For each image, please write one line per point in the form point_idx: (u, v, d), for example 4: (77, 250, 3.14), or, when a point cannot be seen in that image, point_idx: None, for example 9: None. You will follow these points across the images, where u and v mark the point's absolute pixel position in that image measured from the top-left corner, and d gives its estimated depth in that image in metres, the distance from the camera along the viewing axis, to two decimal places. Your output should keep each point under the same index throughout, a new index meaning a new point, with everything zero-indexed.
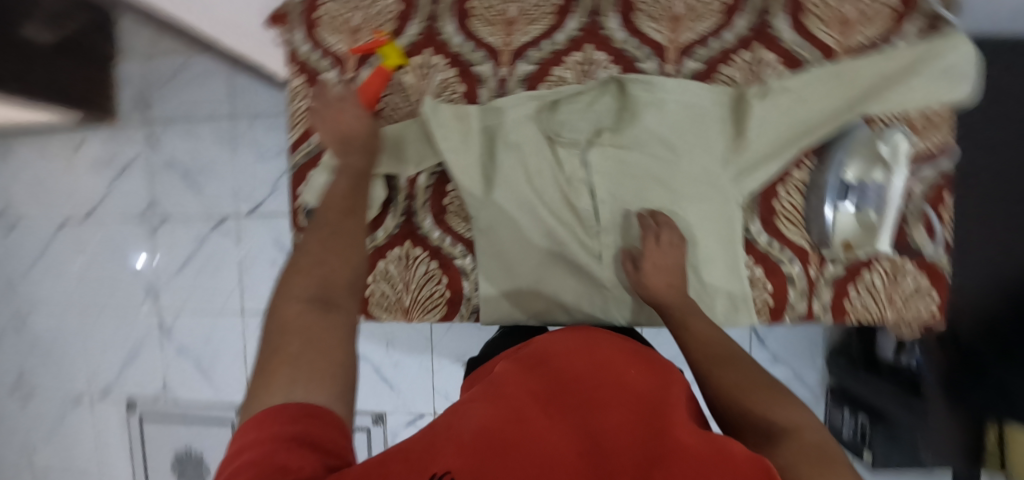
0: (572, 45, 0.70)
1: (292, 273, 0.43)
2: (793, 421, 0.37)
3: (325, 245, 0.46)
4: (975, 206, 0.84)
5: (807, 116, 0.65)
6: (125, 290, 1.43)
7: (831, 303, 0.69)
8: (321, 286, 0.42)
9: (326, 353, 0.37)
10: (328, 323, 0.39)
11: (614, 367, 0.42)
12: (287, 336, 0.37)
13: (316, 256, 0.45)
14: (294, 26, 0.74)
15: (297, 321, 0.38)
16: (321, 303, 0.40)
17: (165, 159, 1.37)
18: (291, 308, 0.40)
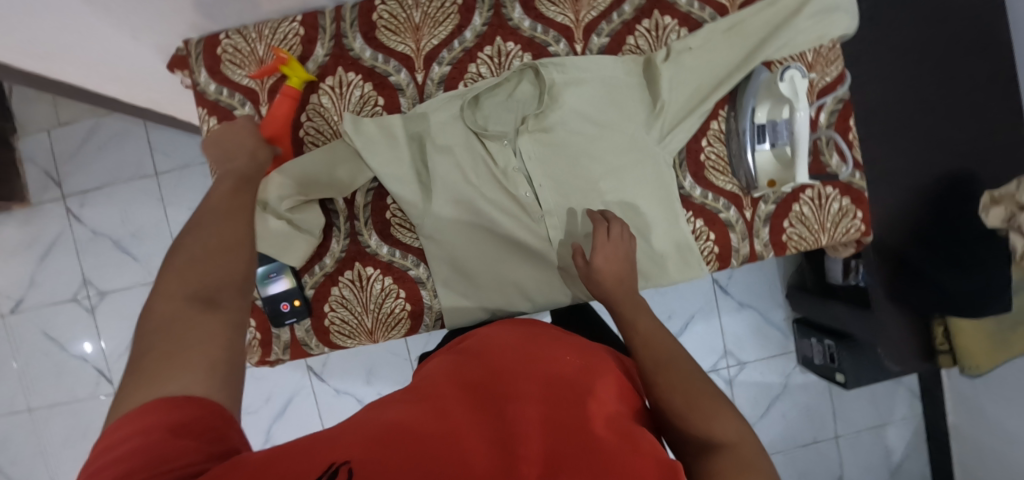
0: (481, 40, 0.70)
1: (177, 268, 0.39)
2: (732, 437, 0.39)
3: (210, 238, 0.42)
4: (866, 132, 0.96)
5: (714, 71, 0.70)
6: (70, 380, 1.31)
7: (771, 239, 0.74)
8: (212, 285, 0.39)
9: (212, 347, 0.34)
10: (216, 321, 0.36)
11: (547, 362, 0.44)
12: (163, 331, 0.34)
13: (201, 251, 0.41)
14: (195, 67, 0.71)
15: (179, 320, 0.35)
16: (204, 301, 0.37)
17: (93, 232, 1.29)
18: (174, 304, 0.36)
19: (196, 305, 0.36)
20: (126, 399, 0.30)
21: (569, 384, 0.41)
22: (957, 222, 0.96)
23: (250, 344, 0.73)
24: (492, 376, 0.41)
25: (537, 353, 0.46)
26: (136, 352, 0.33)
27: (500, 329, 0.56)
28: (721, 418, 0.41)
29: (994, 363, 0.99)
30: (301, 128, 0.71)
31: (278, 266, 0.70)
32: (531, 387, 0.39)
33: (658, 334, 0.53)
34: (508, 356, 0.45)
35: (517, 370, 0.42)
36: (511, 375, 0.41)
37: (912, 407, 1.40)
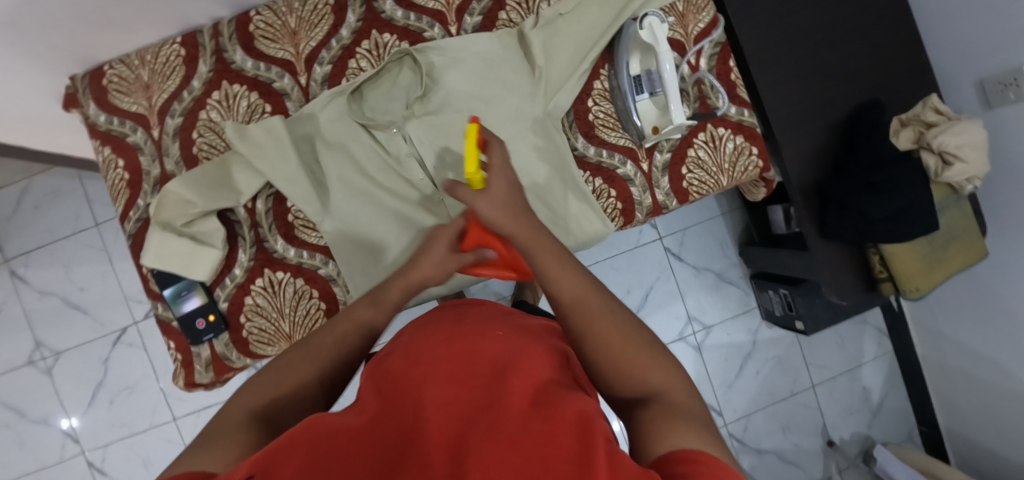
0: (358, 35, 0.72)
1: (253, 385, 0.47)
2: (665, 382, 0.41)
3: (291, 363, 0.50)
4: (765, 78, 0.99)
5: (590, 30, 0.71)
6: (36, 447, 1.29)
7: (672, 187, 0.75)
8: (270, 405, 0.45)
9: (241, 442, 0.38)
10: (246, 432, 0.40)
11: (471, 344, 0.44)
12: (219, 431, 0.40)
13: (273, 373, 0.49)
14: (83, 101, 0.71)
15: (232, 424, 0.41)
16: (262, 419, 0.43)
17: (39, 293, 1.28)
18: (237, 414, 0.43)
19: (232, 431, 0.40)
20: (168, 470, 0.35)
21: (489, 361, 0.41)
22: (864, 152, 0.96)
23: (174, 367, 0.73)
24: (408, 370, 0.41)
25: (462, 332, 0.46)
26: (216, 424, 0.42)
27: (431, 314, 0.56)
28: (658, 370, 0.42)
29: (932, 284, 1.00)
30: (194, 145, 0.71)
31: (189, 283, 0.70)
32: (449, 370, 0.40)
33: (586, 291, 0.50)
34: (431, 342, 0.45)
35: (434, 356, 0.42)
36: (427, 364, 0.41)
37: (881, 345, 1.41)
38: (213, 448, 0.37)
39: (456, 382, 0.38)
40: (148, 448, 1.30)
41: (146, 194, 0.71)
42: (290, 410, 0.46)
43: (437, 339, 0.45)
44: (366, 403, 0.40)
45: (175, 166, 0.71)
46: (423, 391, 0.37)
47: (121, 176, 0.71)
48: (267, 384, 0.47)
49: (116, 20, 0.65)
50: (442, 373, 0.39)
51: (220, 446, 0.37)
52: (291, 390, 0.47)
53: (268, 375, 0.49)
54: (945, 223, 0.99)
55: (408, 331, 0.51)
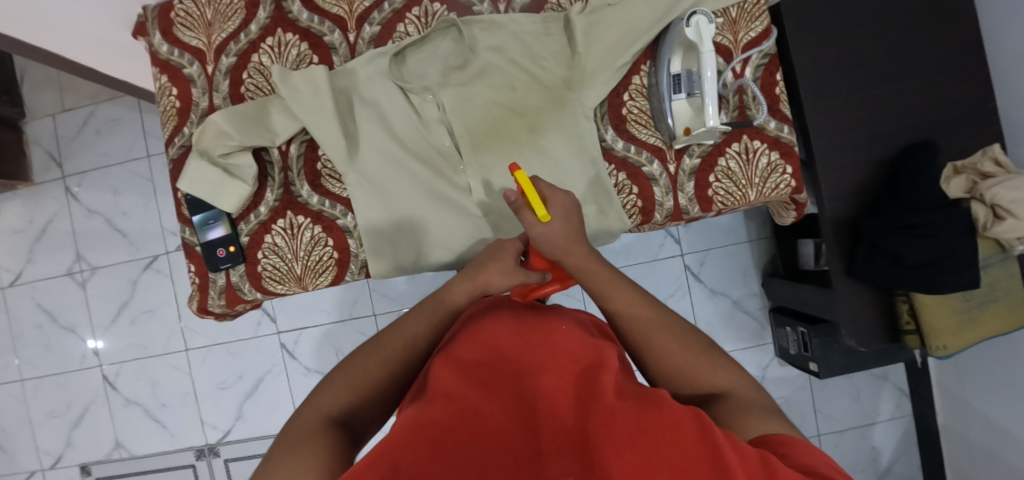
0: (410, 1, 0.74)
1: (328, 391, 0.50)
2: (729, 383, 0.47)
3: (360, 363, 0.53)
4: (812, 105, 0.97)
5: (635, 24, 0.71)
6: (60, 352, 1.38)
7: (696, 194, 0.73)
8: (344, 411, 0.48)
9: (325, 446, 0.41)
10: (330, 435, 0.43)
11: (551, 340, 0.49)
12: (305, 436, 0.43)
13: (345, 378, 0.51)
14: (151, 30, 0.77)
15: (313, 430, 0.44)
16: (339, 423, 0.46)
17: (86, 209, 1.37)
18: (314, 421, 0.46)
19: (316, 440, 0.42)
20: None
21: (567, 357, 0.46)
22: (905, 194, 0.91)
23: (191, 289, 0.77)
24: (495, 360, 0.47)
25: (534, 327, 0.51)
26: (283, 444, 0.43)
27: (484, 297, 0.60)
28: (715, 369, 0.48)
29: (963, 344, 0.94)
30: (243, 85, 0.75)
31: (217, 213, 0.74)
32: (535, 363, 0.46)
33: (643, 306, 0.54)
34: (505, 333, 0.50)
35: (518, 354, 0.47)
36: (512, 360, 0.47)
37: (900, 404, 1.33)
38: (300, 452, 0.40)
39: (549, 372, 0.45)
40: (158, 372, 1.37)
41: (191, 124, 0.75)
42: (362, 411, 0.49)
43: (512, 335, 0.50)
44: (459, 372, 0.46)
45: (223, 102, 0.75)
46: (518, 384, 0.44)
47: (173, 103, 0.76)
48: (336, 392, 0.50)
49: None
50: (530, 370, 0.45)
51: (307, 450, 0.40)
52: (365, 396, 0.50)
53: (339, 382, 0.51)
54: (988, 281, 0.93)
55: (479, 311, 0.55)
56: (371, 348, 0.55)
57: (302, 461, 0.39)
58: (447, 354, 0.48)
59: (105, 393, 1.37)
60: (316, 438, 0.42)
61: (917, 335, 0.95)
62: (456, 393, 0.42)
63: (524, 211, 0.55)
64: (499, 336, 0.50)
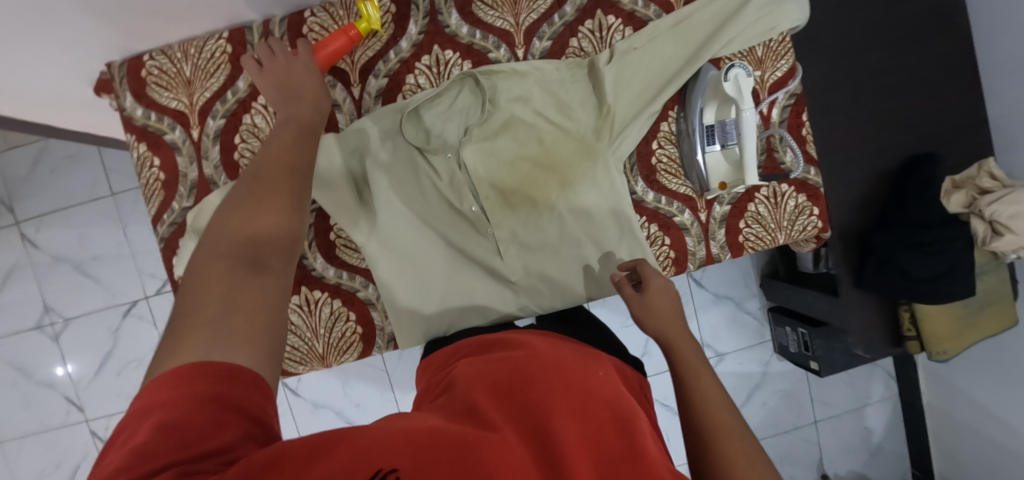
0: (419, 49, 0.67)
1: (225, 230, 0.42)
2: None
3: (252, 199, 0.45)
4: (824, 122, 0.96)
5: (660, 70, 0.69)
6: (40, 411, 1.27)
7: (727, 241, 0.72)
8: (249, 246, 0.40)
9: (256, 312, 0.36)
10: (255, 288, 0.38)
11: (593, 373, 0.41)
12: (209, 289, 0.36)
13: (248, 211, 0.43)
14: (120, 91, 0.67)
15: (221, 279, 0.37)
16: (250, 262, 0.39)
17: (50, 256, 1.25)
18: (215, 265, 0.38)
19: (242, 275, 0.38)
20: (164, 354, 0.32)
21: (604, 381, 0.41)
22: (914, 210, 0.91)
23: None
24: (524, 386, 0.37)
25: (577, 364, 0.41)
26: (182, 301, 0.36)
27: (521, 345, 0.51)
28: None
29: (960, 347, 0.98)
30: (236, 151, 0.68)
31: None
32: (571, 396, 0.35)
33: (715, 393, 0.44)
34: (551, 354, 0.43)
35: (555, 379, 0.37)
36: (548, 382, 0.37)
37: (888, 385, 1.41)
38: (217, 320, 0.34)
39: (585, 408, 0.35)
40: None
41: (181, 198, 0.68)
42: (272, 241, 0.42)
43: (558, 355, 0.43)
44: (483, 389, 0.37)
45: (214, 171, 0.68)
46: (549, 411, 0.33)
47: (156, 175, 0.68)
48: (239, 225, 0.42)
49: (165, 11, 0.61)
50: (565, 399, 0.35)
51: (228, 317, 0.35)
52: (274, 229, 0.43)
53: (239, 212, 0.43)
54: (983, 288, 0.96)
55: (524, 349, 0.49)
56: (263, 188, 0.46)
57: (224, 335, 0.33)
58: (478, 377, 0.39)
59: (96, 449, 1.28)
60: (235, 295, 0.36)
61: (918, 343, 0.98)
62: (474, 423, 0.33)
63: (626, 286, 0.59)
64: (536, 361, 0.40)
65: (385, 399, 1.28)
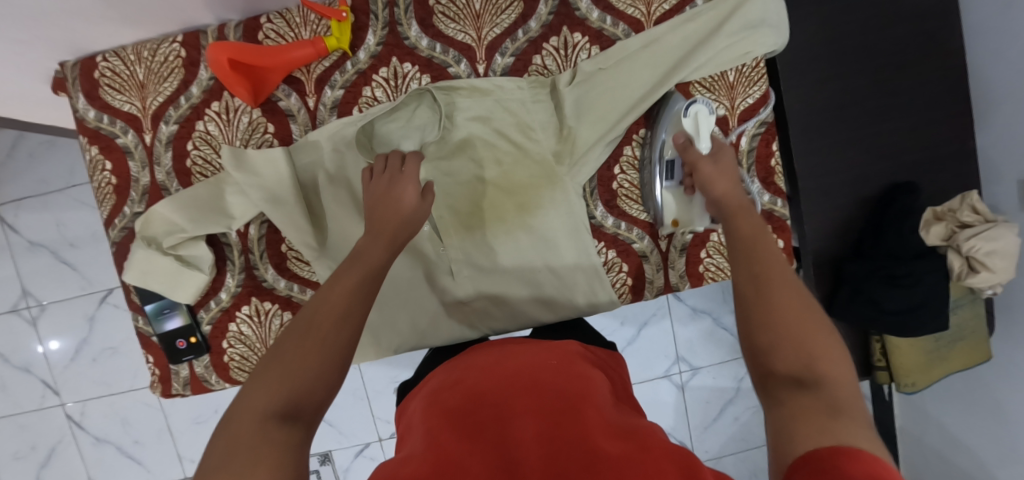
0: (376, 61, 0.66)
1: (262, 372, 0.35)
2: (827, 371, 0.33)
3: (299, 325, 0.37)
4: (808, 143, 0.92)
5: (627, 93, 0.67)
6: (17, 392, 1.30)
7: (687, 270, 0.70)
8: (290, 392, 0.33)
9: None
10: (279, 440, 0.30)
11: (540, 373, 0.42)
12: (234, 455, 0.29)
13: (295, 338, 0.36)
14: (72, 91, 0.66)
15: (250, 437, 0.30)
16: (286, 411, 0.32)
17: (27, 241, 1.25)
18: (246, 421, 0.31)
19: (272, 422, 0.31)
20: None
21: (551, 376, 0.41)
22: (890, 240, 0.90)
23: (151, 380, 0.71)
24: (478, 407, 0.38)
25: (521, 368, 0.43)
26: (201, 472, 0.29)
27: (470, 356, 0.51)
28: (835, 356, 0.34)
29: (930, 379, 0.96)
30: (188, 158, 0.66)
31: (171, 302, 0.67)
32: (523, 407, 0.37)
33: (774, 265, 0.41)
34: (496, 370, 0.44)
35: (502, 395, 0.39)
36: (501, 404, 0.38)
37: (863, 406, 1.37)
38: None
39: (540, 416, 0.36)
40: (126, 410, 1.30)
41: (133, 204, 0.67)
42: (318, 387, 0.35)
43: (505, 368, 0.43)
44: (439, 421, 0.38)
45: (166, 177, 0.67)
46: (500, 430, 0.35)
47: (108, 179, 0.67)
48: (284, 362, 0.35)
49: (115, 14, 0.59)
50: (517, 415, 0.36)
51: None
52: (322, 357, 0.36)
53: (289, 335, 0.37)
54: (956, 321, 0.94)
55: (470, 360, 0.50)
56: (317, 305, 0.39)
57: None
58: (432, 411, 0.40)
59: (71, 432, 1.31)
60: (259, 456, 0.29)
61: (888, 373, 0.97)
62: (433, 455, 0.33)
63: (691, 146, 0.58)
64: (484, 380, 0.42)
65: (355, 398, 1.29)
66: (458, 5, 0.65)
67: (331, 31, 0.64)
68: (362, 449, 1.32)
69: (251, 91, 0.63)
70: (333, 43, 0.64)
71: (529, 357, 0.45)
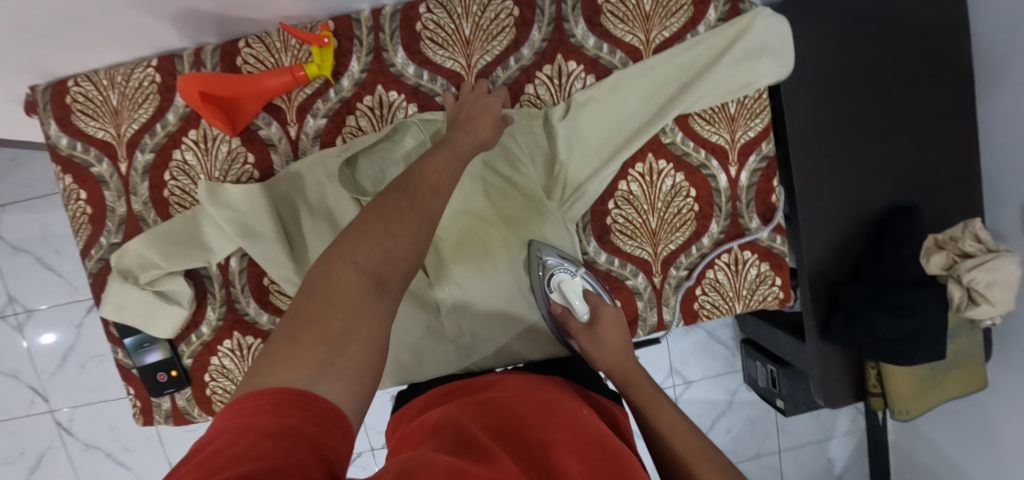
0: (361, 88, 0.63)
1: (361, 233, 0.41)
2: None
3: (398, 204, 0.43)
4: (814, 166, 0.88)
5: (622, 125, 0.65)
6: (5, 398, 1.29)
7: (682, 308, 0.69)
8: (381, 262, 0.40)
9: (365, 351, 0.36)
10: (365, 312, 0.37)
11: (570, 414, 0.46)
12: (334, 311, 0.37)
13: (394, 211, 0.42)
14: (43, 116, 0.63)
15: (347, 293, 0.37)
16: (375, 282, 0.39)
17: (12, 247, 1.23)
18: (346, 275, 0.38)
19: (367, 286, 0.38)
20: (270, 367, 0.33)
21: (574, 419, 0.46)
22: (888, 264, 0.86)
23: (132, 410, 0.70)
24: (521, 429, 0.42)
25: (560, 406, 0.48)
26: (304, 309, 0.37)
27: (504, 379, 0.57)
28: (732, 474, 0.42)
29: (924, 407, 0.94)
30: (166, 188, 0.64)
31: (151, 336, 0.66)
32: (562, 435, 0.41)
33: (681, 428, 0.46)
34: (528, 400, 0.48)
35: (544, 424, 0.43)
36: (540, 429, 0.42)
37: (855, 420, 1.37)
38: (330, 346, 0.34)
39: (575, 451, 0.40)
40: (115, 416, 1.29)
41: (109, 234, 0.65)
42: (404, 261, 0.41)
43: (537, 400, 0.48)
44: (477, 432, 0.41)
45: (143, 207, 0.64)
46: (543, 446, 0.39)
47: (83, 209, 0.65)
48: (388, 225, 0.41)
49: (83, 40, 0.56)
50: (558, 440, 0.40)
51: (340, 346, 0.35)
52: (412, 239, 0.42)
53: (388, 207, 0.42)
54: (952, 349, 0.92)
55: (504, 382, 0.55)
56: (408, 192, 0.44)
57: (329, 388, 0.32)
58: (472, 424, 0.43)
59: (61, 438, 1.30)
60: (352, 329, 0.36)
61: (881, 399, 0.95)
62: (475, 455, 0.36)
63: (570, 321, 0.58)
64: (526, 408, 0.46)
65: None
66: (446, 31, 0.62)
67: (312, 57, 0.61)
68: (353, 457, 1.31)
69: (226, 121, 0.60)
70: (316, 70, 0.60)
71: (566, 399, 0.50)
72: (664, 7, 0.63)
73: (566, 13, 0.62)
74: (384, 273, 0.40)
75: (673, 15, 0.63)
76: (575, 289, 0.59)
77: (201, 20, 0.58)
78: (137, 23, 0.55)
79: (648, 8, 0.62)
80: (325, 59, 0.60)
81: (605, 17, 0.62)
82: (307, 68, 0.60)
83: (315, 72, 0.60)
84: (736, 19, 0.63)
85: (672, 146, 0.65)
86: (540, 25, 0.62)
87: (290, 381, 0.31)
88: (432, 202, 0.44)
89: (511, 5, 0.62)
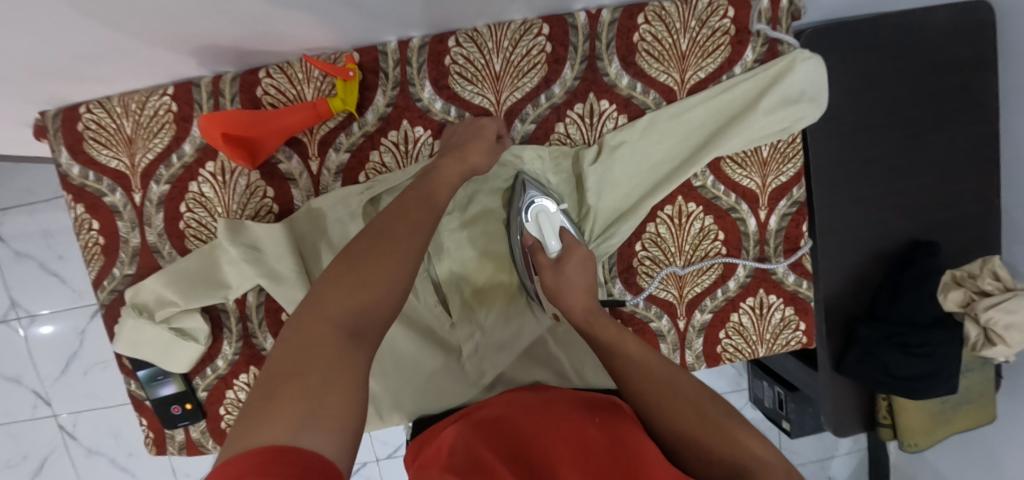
0: (385, 123, 0.61)
1: (333, 287, 0.41)
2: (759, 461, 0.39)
3: (373, 253, 0.44)
4: (837, 200, 0.87)
5: (652, 167, 0.63)
6: (7, 402, 1.28)
7: (704, 350, 0.68)
8: (355, 314, 0.40)
9: (345, 398, 0.33)
10: (344, 363, 0.36)
11: (582, 441, 0.43)
12: (311, 364, 0.35)
13: (366, 259, 0.43)
14: (54, 143, 0.61)
15: (322, 345, 0.36)
16: (350, 332, 0.38)
17: (14, 251, 1.20)
18: (320, 329, 0.38)
19: (345, 339, 0.38)
20: (245, 431, 0.29)
21: (585, 444, 0.43)
22: (904, 306, 0.84)
23: (144, 440, 0.69)
24: (528, 455, 0.43)
25: (568, 427, 0.46)
26: (278, 369, 0.35)
27: (513, 401, 0.56)
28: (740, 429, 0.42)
29: (932, 440, 0.95)
30: (182, 220, 0.62)
31: (165, 369, 0.64)
32: (567, 458, 0.41)
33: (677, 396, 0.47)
34: (536, 434, 0.45)
35: (552, 447, 0.43)
36: (549, 464, 0.41)
37: (857, 439, 1.38)
38: (309, 399, 0.32)
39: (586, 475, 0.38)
40: (119, 422, 1.28)
41: (122, 266, 0.63)
42: (381, 313, 0.42)
43: (545, 434, 0.45)
44: (488, 457, 0.41)
45: (158, 239, 0.62)
46: (551, 471, 0.40)
47: (95, 239, 0.63)
48: (361, 276, 0.42)
49: (97, 71, 0.53)
50: (567, 474, 0.38)
51: (319, 397, 0.32)
52: (388, 287, 0.43)
53: (361, 257, 0.44)
54: (964, 384, 0.93)
55: (507, 412, 0.53)
56: (382, 239, 0.45)
57: (311, 439, 0.29)
58: (483, 448, 0.43)
59: (64, 443, 1.29)
60: (333, 379, 0.34)
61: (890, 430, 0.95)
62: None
63: (539, 255, 0.60)
64: (536, 433, 0.46)
65: None
66: (476, 66, 0.60)
67: (336, 90, 0.59)
68: (359, 468, 1.30)
69: (249, 158, 0.57)
70: (342, 104, 0.58)
71: (573, 418, 0.48)
72: (701, 47, 0.61)
73: (600, 51, 0.60)
74: (362, 325, 0.39)
75: (710, 56, 0.61)
76: (552, 223, 0.60)
77: (221, 51, 0.55)
78: (153, 55, 0.53)
79: (684, 47, 0.60)
80: (350, 94, 0.58)
81: (640, 56, 0.60)
82: (332, 103, 0.58)
83: (340, 107, 0.58)
84: (774, 61, 0.61)
85: (703, 190, 0.64)
86: (572, 62, 0.60)
87: (269, 437, 0.28)
88: (405, 244, 0.46)
89: (544, 41, 0.60)
